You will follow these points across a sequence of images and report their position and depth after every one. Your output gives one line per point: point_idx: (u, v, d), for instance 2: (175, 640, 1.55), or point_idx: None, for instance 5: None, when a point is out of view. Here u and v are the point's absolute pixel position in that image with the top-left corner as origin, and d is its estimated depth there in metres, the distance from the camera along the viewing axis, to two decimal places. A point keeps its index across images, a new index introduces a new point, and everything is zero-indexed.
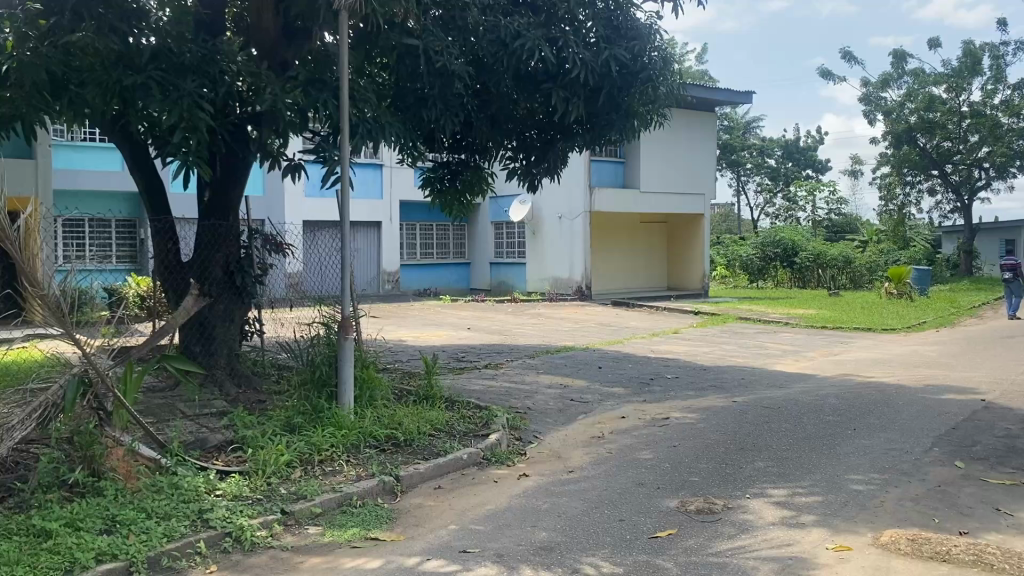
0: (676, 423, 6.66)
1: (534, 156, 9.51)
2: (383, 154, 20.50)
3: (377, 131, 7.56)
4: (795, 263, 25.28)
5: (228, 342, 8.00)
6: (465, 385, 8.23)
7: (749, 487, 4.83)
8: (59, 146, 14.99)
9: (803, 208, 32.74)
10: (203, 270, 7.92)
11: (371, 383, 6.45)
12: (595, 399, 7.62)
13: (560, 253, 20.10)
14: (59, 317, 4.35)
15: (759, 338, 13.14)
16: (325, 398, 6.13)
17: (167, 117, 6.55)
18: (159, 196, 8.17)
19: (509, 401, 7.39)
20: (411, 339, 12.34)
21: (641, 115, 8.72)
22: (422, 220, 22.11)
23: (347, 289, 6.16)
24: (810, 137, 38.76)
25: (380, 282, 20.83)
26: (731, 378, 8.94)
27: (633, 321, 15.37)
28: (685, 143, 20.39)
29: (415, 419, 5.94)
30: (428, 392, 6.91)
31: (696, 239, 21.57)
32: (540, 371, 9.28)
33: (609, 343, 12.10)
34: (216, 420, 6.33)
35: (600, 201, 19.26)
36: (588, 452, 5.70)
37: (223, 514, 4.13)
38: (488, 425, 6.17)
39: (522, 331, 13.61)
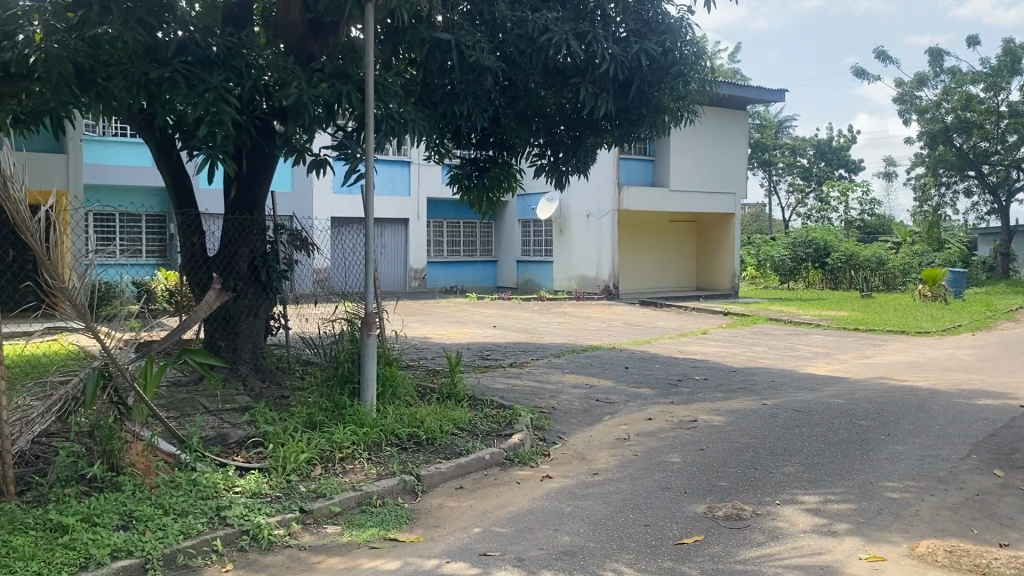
0: (704, 426, 6.52)
1: (562, 153, 9.40)
2: (411, 152, 20.47)
3: (402, 127, 7.47)
4: (827, 264, 24.90)
5: (252, 337, 7.99)
6: (489, 383, 8.15)
7: (779, 493, 4.69)
8: (91, 141, 15.13)
9: (835, 208, 32.29)
10: (228, 265, 7.90)
11: (393, 381, 6.38)
12: (621, 400, 7.50)
13: (587, 252, 19.99)
14: (79, 312, 4.29)
15: (790, 340, 12.93)
16: (347, 394, 6.07)
17: (192, 112, 6.53)
18: (185, 189, 8.15)
19: (533, 400, 7.29)
20: (437, 336, 12.29)
21: (671, 112, 8.61)
22: (449, 218, 22.07)
23: (370, 285, 6.08)
24: (843, 137, 38.21)
25: (407, 279, 20.82)
26: (761, 380, 8.77)
27: (662, 321, 15.21)
28: (716, 142, 20.14)
29: (437, 418, 5.86)
30: (451, 390, 6.83)
31: (726, 239, 21.30)
32: (566, 370, 9.18)
33: (636, 343, 11.97)
34: (238, 416, 6.29)
35: (629, 199, 19.10)
36: (613, 454, 5.59)
37: (241, 511, 4.07)
38: (511, 424, 6.07)
39: (549, 330, 13.51)
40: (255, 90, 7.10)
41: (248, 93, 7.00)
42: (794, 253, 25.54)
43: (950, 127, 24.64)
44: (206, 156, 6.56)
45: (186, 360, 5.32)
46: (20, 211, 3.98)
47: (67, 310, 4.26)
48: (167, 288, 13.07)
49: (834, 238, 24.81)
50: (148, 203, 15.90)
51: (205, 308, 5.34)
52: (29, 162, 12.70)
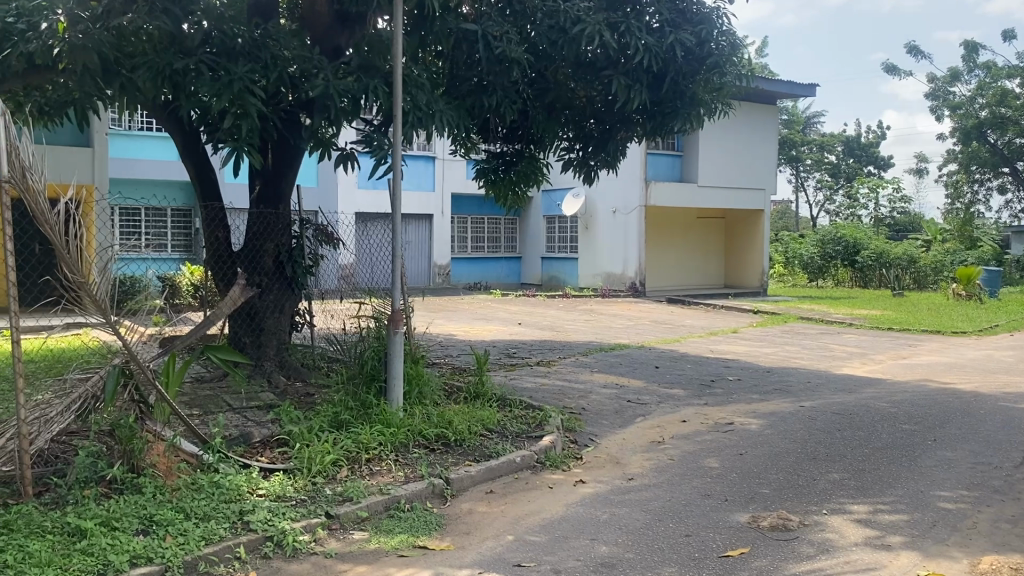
0: (741, 429, 6.30)
1: (592, 146, 9.19)
2: (435, 147, 20.32)
3: (429, 121, 7.30)
4: (857, 263, 24.48)
5: (277, 333, 7.85)
6: (517, 382, 7.98)
7: (825, 502, 4.47)
8: (116, 136, 15.11)
9: (865, 206, 31.78)
10: (253, 260, 7.76)
11: (420, 380, 6.21)
12: (654, 401, 7.29)
13: (614, 248, 19.76)
14: (100, 307, 4.13)
15: (823, 340, 12.63)
16: (373, 392, 5.91)
17: (217, 104, 6.39)
18: (210, 183, 8.02)
19: (563, 401, 7.11)
20: (462, 333, 12.13)
21: (706, 104, 8.40)
22: (474, 214, 21.90)
23: (397, 281, 5.92)
24: (873, 133, 37.62)
25: (431, 275, 20.69)
26: (797, 382, 8.52)
27: (690, 319, 14.96)
28: (745, 137, 19.83)
29: (466, 418, 5.69)
30: (479, 389, 6.66)
31: (754, 236, 20.97)
32: (595, 369, 8.98)
33: (666, 342, 11.74)
34: (262, 414, 6.15)
35: (656, 195, 18.84)
36: (649, 459, 5.40)
37: (265, 516, 3.91)
38: (542, 425, 5.88)
39: (575, 328, 13.32)
40: (280, 81, 6.96)
41: (274, 85, 6.85)
42: (823, 251, 25.14)
43: (984, 123, 24.12)
44: (231, 150, 6.42)
45: (209, 357, 5.16)
46: (38, 203, 3.86)
47: (84, 305, 4.09)
48: (192, 282, 13.02)
49: (865, 235, 24.38)
50: (173, 197, 15.86)
51: (229, 304, 5.19)
52: (55, 155, 12.68)
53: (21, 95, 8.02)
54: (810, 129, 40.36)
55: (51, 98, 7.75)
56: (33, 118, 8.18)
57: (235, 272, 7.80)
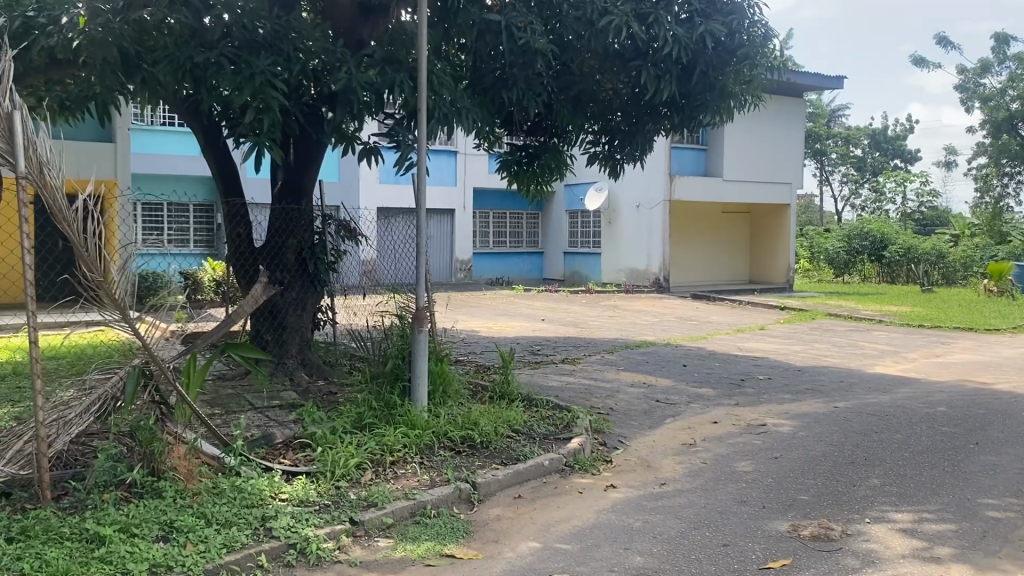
0: (774, 431, 6.12)
1: (618, 140, 9.02)
2: (457, 141, 20.18)
3: (453, 116, 7.19)
4: (884, 258, 24.10)
5: (300, 330, 7.76)
6: (542, 381, 7.84)
7: (867, 510, 4.29)
8: (139, 131, 15.10)
9: (892, 200, 31.30)
10: (275, 257, 7.66)
11: (445, 380, 6.07)
12: (682, 401, 7.13)
13: (637, 243, 19.55)
14: (119, 306, 4.01)
15: (853, 337, 12.38)
16: (397, 392, 5.78)
17: (239, 99, 6.28)
18: (231, 179, 7.93)
19: (590, 400, 6.97)
20: (485, 330, 12.00)
21: (737, 96, 8.19)
22: (496, 208, 21.76)
23: (422, 278, 5.78)
24: (900, 125, 37.05)
25: (453, 270, 20.59)
26: (829, 381, 8.31)
27: (715, 316, 14.74)
28: (772, 131, 19.55)
29: (491, 419, 5.56)
30: (504, 389, 6.52)
31: (780, 231, 20.67)
32: (621, 367, 8.81)
33: (692, 339, 11.55)
34: (284, 413, 6.04)
35: (681, 189, 18.60)
36: (681, 462, 5.25)
37: (288, 522, 3.80)
38: (570, 427, 5.73)
39: (599, 324, 13.15)
40: (302, 75, 6.84)
41: (296, 79, 6.74)
42: (849, 246, 24.78)
43: (1016, 115, 23.61)
44: (254, 148, 6.32)
45: (231, 355, 5.02)
46: (57, 199, 3.75)
47: (102, 303, 3.97)
48: (214, 278, 12.97)
49: (893, 230, 24.00)
50: (196, 192, 15.84)
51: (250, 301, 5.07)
52: (79, 151, 12.67)
53: (43, 90, 7.96)
54: (835, 122, 39.82)
55: (72, 93, 7.69)
56: (55, 113, 8.13)
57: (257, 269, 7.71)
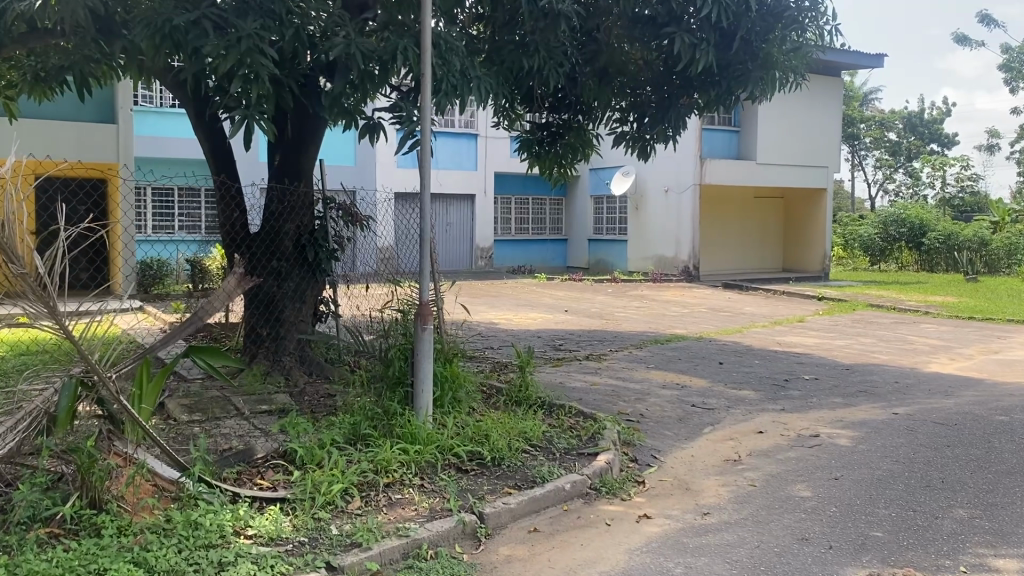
0: (830, 445, 5.34)
1: (648, 117, 8.13)
2: (477, 123, 19.41)
3: (464, 87, 6.43)
4: (923, 245, 23.04)
5: (298, 324, 7.07)
6: (565, 381, 7.10)
7: (959, 554, 3.51)
8: (147, 113, 14.52)
9: (928, 185, 30.07)
10: (271, 244, 6.97)
11: (454, 383, 5.36)
12: (721, 406, 6.36)
13: (665, 230, 18.73)
14: (41, 297, 3.22)
15: (899, 330, 11.48)
16: (397, 400, 5.04)
17: (223, 66, 5.55)
18: (224, 157, 7.19)
19: (618, 404, 6.23)
20: (504, 322, 11.28)
21: (782, 67, 7.27)
22: (517, 193, 20.99)
23: (426, 266, 5.04)
24: (936, 109, 35.67)
25: (473, 258, 19.90)
26: (884, 382, 7.48)
27: (749, 307, 13.91)
28: (807, 111, 18.60)
29: (504, 430, 4.84)
30: (521, 394, 5.80)
31: (815, 217, 19.73)
32: (650, 365, 8.05)
33: (726, 332, 10.75)
34: (273, 421, 5.37)
35: (711, 173, 17.71)
36: (725, 484, 4.51)
37: (248, 570, 3.11)
38: (595, 439, 5.00)
39: (627, 315, 12.38)
40: (297, 41, 6.10)
41: (289, 46, 6.01)
42: (885, 232, 23.76)
43: None
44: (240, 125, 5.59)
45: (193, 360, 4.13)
46: None
47: (24, 296, 3.19)
48: (219, 266, 12.35)
49: (931, 216, 22.92)
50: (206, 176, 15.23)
51: (223, 297, 4.38)
52: (78, 133, 12.09)
53: (21, 61, 7.35)
54: (868, 105, 38.49)
55: (51, 65, 7.05)
56: (34, 87, 7.50)
57: (251, 257, 7.01)
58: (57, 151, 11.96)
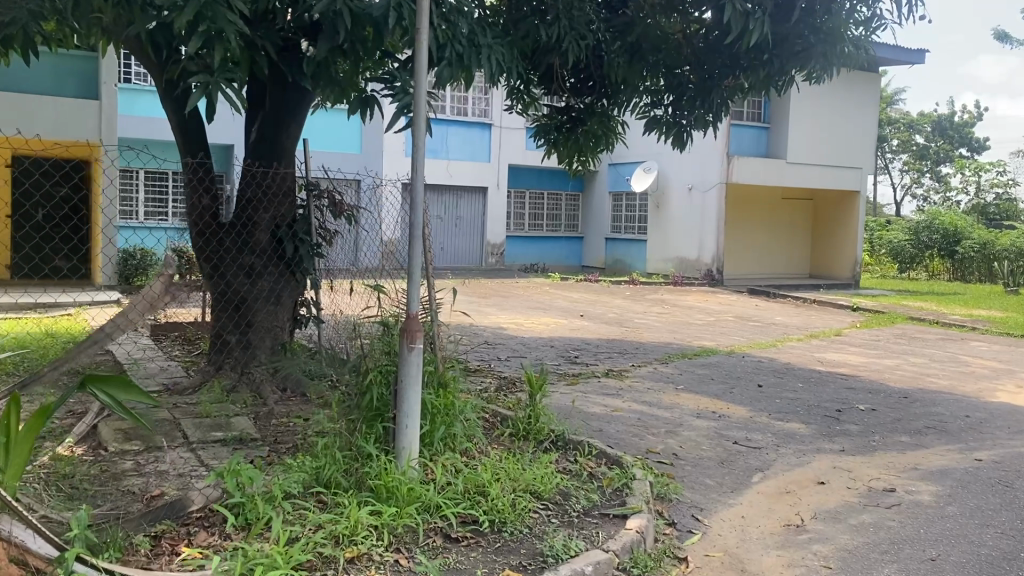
0: (912, 505, 4.30)
1: (685, 99, 7.07)
2: (493, 111, 18.35)
3: (473, 56, 5.41)
4: (956, 253, 21.87)
5: (272, 329, 6.09)
6: (582, 404, 6.09)
7: None
8: (139, 92, 13.56)
9: (959, 191, 28.72)
10: (245, 238, 6.03)
11: (447, 416, 4.35)
12: (767, 444, 5.35)
13: (688, 231, 17.67)
14: None
15: (949, 349, 10.36)
16: (373, 446, 3.96)
17: (180, 21, 4.56)
18: (196, 137, 6.14)
19: (646, 440, 5.23)
20: (513, 326, 10.26)
21: (849, 41, 6.16)
22: (532, 188, 19.95)
23: (415, 270, 4.01)
24: (967, 113, 34.29)
25: (483, 255, 18.90)
26: (952, 415, 6.41)
27: (779, 317, 12.85)
28: (841, 108, 17.49)
29: (506, 484, 3.84)
30: (528, 427, 4.80)
31: (846, 223, 18.68)
32: (680, 386, 7.03)
33: (759, 346, 9.72)
34: (226, 454, 4.38)
35: (740, 170, 16.62)
36: (792, 567, 3.49)
37: None
38: (621, 496, 3.98)
39: (648, 323, 11.34)
40: None
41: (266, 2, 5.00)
42: (916, 238, 22.60)
43: None
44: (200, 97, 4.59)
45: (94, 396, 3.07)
46: None
47: None
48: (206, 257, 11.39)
49: (966, 223, 21.77)
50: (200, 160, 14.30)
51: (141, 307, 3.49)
52: (57, 107, 11.18)
53: None
54: (893, 107, 37.04)
55: None
56: None
57: (221, 252, 6.05)
58: (34, 126, 11.07)
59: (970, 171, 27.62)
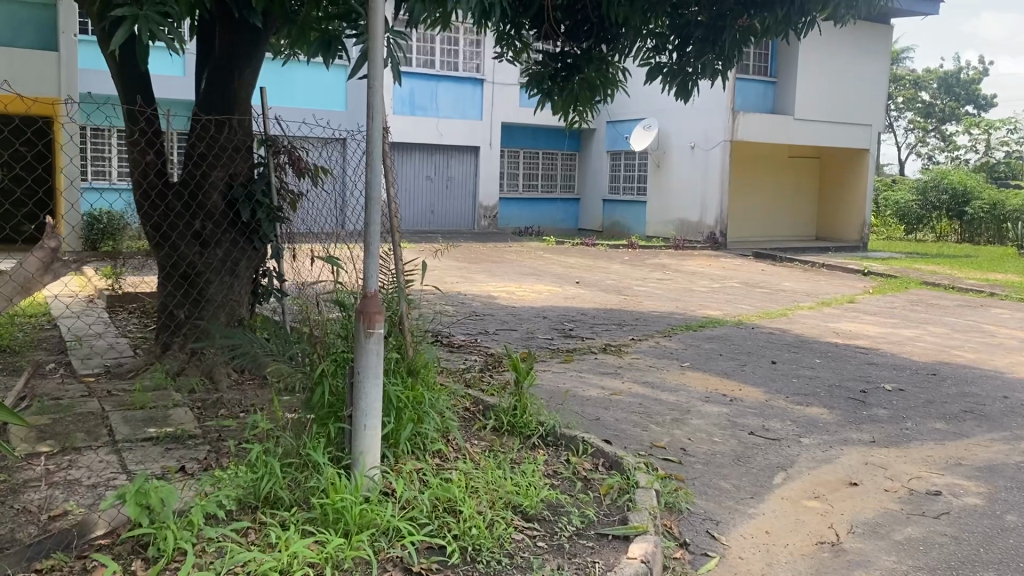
0: (964, 513, 3.65)
1: (693, 44, 6.35)
2: (486, 67, 17.49)
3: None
4: (965, 214, 21.13)
5: (228, 304, 5.37)
6: (577, 387, 5.42)
7: None
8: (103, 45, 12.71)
9: (967, 150, 27.84)
10: (194, 200, 5.30)
11: (417, 414, 3.66)
12: (787, 435, 4.69)
13: (690, 192, 16.92)
14: None
15: (970, 317, 9.69)
16: (324, 454, 3.29)
17: None
18: (139, 81, 5.29)
19: (649, 431, 4.57)
20: (504, 295, 9.59)
21: None
22: (526, 147, 19.14)
23: (374, 237, 3.27)
24: (974, 68, 33.29)
25: (476, 217, 18.19)
26: (989, 397, 5.74)
27: (786, 282, 12.17)
28: (851, 61, 16.63)
29: (479, 502, 3.16)
30: (517, 421, 4.14)
31: (854, 182, 17.92)
32: (685, 363, 6.37)
33: (768, 315, 9.07)
34: (158, 455, 3.71)
35: (745, 128, 15.85)
36: None
37: None
38: (622, 510, 3.30)
39: (648, 290, 10.65)
40: None
41: None
42: (923, 199, 21.89)
43: None
44: (130, 31, 3.86)
45: None
46: None
47: None
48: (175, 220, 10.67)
49: (977, 182, 21.00)
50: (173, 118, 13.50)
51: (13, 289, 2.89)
52: (13, 59, 10.35)
53: None
54: (898, 65, 35.94)
55: None
56: None
57: (171, 218, 5.34)
58: None
59: (980, 129, 26.70)
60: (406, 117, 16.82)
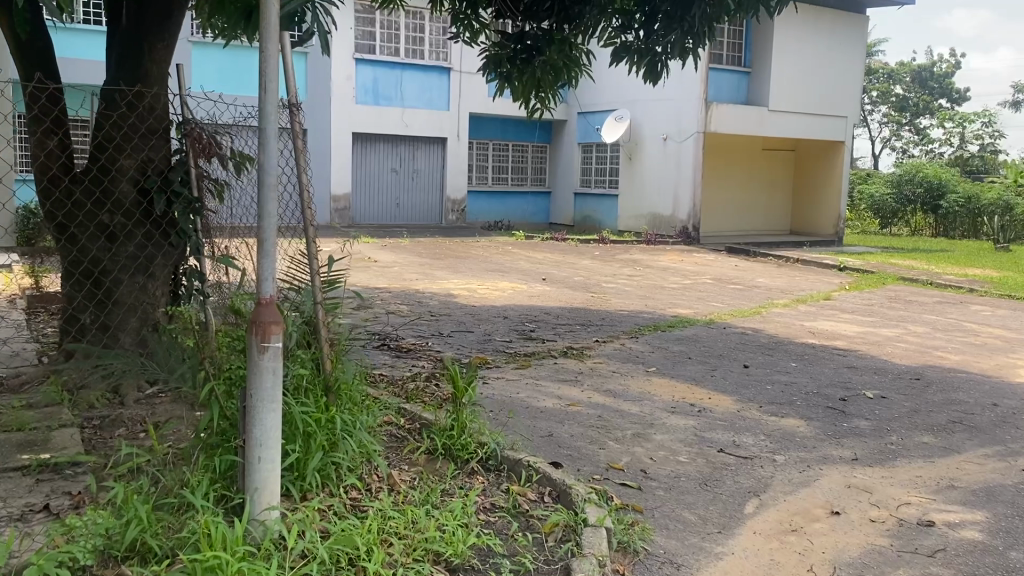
0: (962, 550, 3.16)
1: (660, 21, 5.82)
2: (452, 55, 16.93)
3: None
4: (940, 208, 20.85)
5: (140, 306, 4.76)
6: (531, 397, 4.90)
7: None
8: None
9: (942, 143, 27.61)
10: (103, 190, 4.71)
11: (329, 441, 3.10)
12: (761, 452, 4.20)
13: (662, 184, 16.46)
14: None
15: (950, 316, 9.27)
16: (207, 496, 2.75)
17: None
18: (40, 56, 4.70)
19: (607, 450, 4.05)
20: (464, 293, 9.06)
21: None
22: (495, 138, 18.60)
23: (269, 230, 2.70)
24: (947, 61, 33.09)
25: (443, 211, 17.66)
26: (978, 405, 5.30)
27: (761, 278, 11.74)
28: (826, 50, 16.21)
29: (390, 554, 2.62)
30: (454, 442, 3.61)
31: (829, 175, 17.56)
32: (651, 368, 5.88)
33: (741, 313, 8.60)
34: (21, 488, 3.14)
35: (719, 119, 15.41)
36: None
37: None
38: (564, 558, 2.79)
39: (616, 287, 10.16)
40: None
41: None
42: (898, 192, 21.59)
43: None
44: None
45: None
46: None
47: None
48: None
49: (951, 176, 20.73)
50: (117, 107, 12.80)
51: None
52: None
53: None
54: (872, 58, 35.63)
55: None
56: None
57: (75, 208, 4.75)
58: None
59: (954, 122, 26.41)
60: (369, 107, 16.18)
